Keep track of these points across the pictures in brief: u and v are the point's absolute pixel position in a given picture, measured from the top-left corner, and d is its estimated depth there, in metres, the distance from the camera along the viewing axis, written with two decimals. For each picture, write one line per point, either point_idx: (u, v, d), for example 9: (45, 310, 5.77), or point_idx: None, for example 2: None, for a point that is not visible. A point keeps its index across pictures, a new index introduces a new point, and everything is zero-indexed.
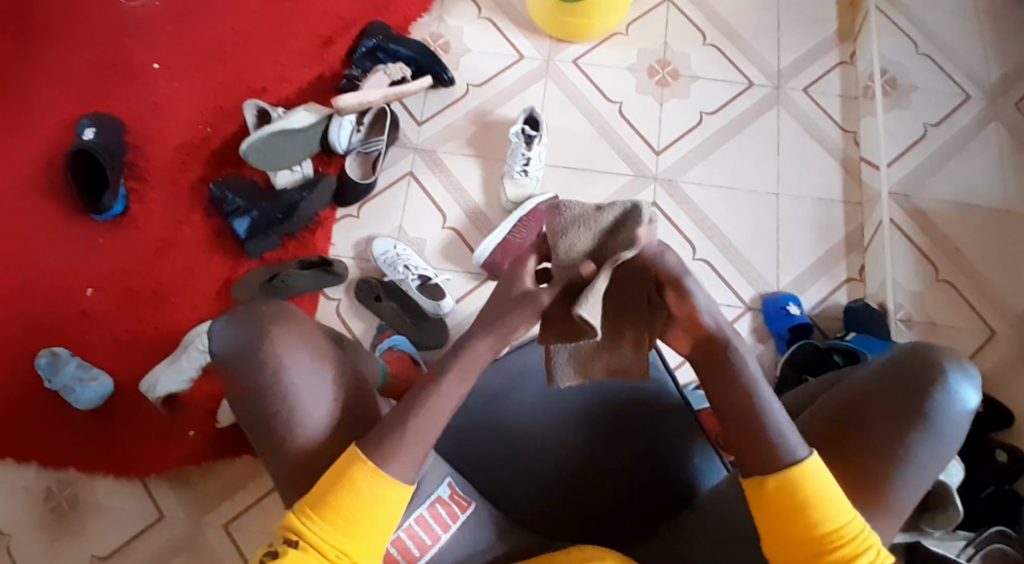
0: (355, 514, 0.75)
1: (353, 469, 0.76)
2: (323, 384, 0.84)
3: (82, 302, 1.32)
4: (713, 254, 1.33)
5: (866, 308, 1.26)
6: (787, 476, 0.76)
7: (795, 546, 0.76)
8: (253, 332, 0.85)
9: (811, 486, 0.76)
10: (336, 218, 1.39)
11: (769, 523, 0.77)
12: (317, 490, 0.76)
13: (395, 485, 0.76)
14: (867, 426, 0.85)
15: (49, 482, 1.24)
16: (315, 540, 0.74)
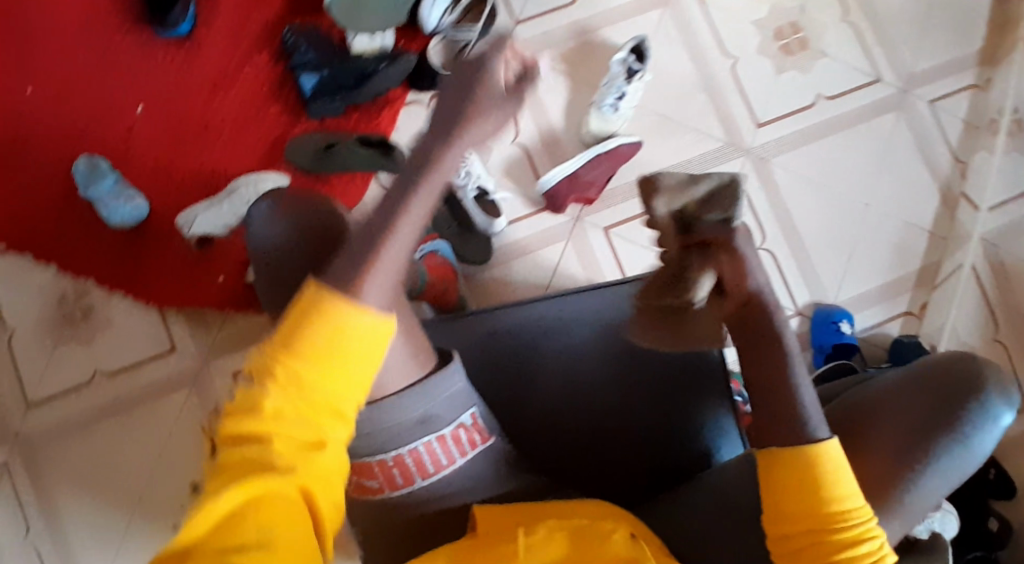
0: (318, 348, 0.57)
1: (324, 304, 0.58)
2: None
3: (130, 118, 1.28)
4: (779, 248, 1.28)
5: (915, 347, 1.21)
6: (808, 451, 0.68)
7: (802, 519, 0.67)
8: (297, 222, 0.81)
9: (826, 460, 0.68)
10: (405, 100, 1.33)
11: (781, 492, 0.69)
12: (284, 327, 0.58)
13: (376, 317, 0.59)
14: (886, 427, 0.80)
15: (63, 290, 1.23)
16: (286, 404, 0.57)
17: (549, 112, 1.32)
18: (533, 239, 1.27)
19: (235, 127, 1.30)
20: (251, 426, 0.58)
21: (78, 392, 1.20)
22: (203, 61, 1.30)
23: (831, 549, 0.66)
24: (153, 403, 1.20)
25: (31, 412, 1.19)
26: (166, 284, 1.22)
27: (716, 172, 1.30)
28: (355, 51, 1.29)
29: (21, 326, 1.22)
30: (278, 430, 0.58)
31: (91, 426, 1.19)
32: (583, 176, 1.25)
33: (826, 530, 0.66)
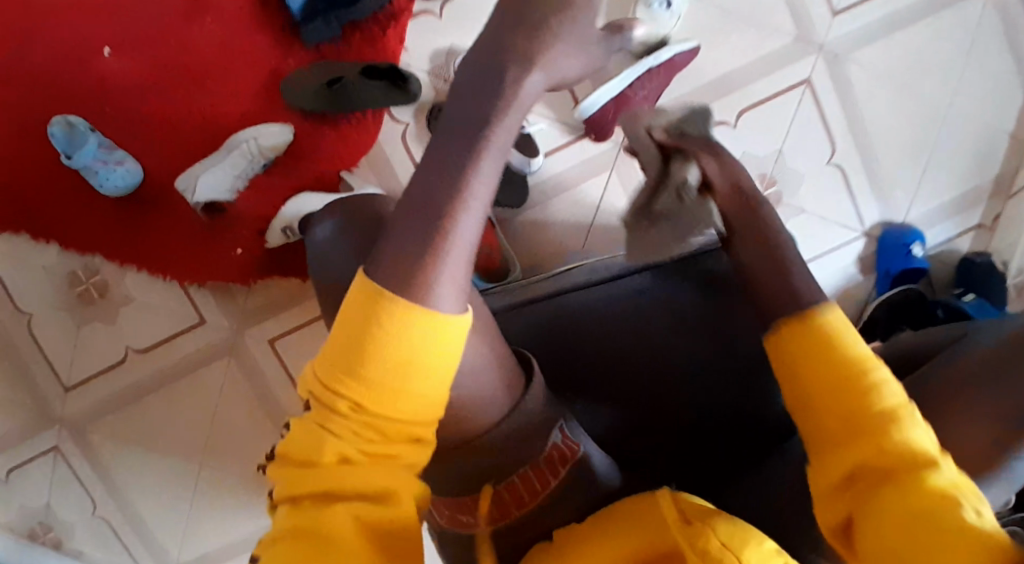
0: (387, 352, 0.53)
1: (379, 299, 0.53)
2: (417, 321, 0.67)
3: (101, 64, 1.12)
4: (850, 161, 1.15)
5: (988, 267, 1.12)
6: (814, 325, 0.59)
7: (834, 412, 0.57)
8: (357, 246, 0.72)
9: (845, 338, 0.58)
10: (412, 12, 1.13)
11: (801, 385, 0.58)
12: (338, 336, 0.54)
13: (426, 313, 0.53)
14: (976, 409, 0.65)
15: (72, 268, 1.14)
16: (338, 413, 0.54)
17: None
18: (572, 172, 1.15)
19: (221, 65, 1.12)
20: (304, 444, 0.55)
21: (113, 371, 1.16)
22: None
23: (877, 438, 0.54)
24: (194, 375, 1.16)
25: (68, 395, 1.16)
26: (179, 256, 1.12)
27: (781, 75, 1.13)
28: None
29: (37, 308, 1.15)
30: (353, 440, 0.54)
31: (133, 403, 1.16)
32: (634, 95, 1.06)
33: (868, 427, 0.55)
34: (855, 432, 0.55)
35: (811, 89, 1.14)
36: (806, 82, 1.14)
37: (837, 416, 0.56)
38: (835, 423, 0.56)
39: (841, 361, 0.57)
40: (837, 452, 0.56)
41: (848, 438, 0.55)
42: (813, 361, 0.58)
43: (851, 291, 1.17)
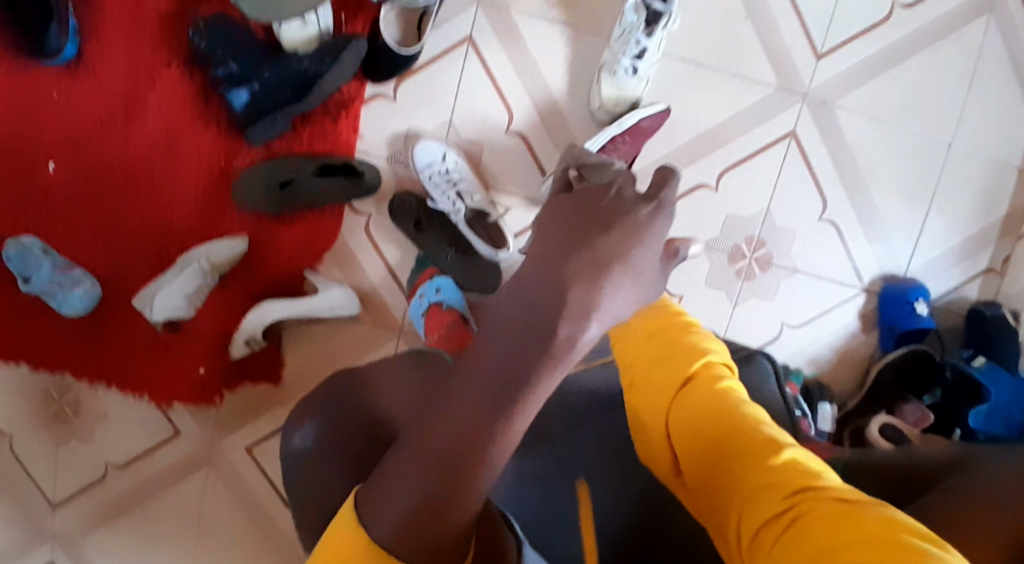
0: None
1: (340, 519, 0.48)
2: None
3: (46, 179, 1.09)
4: (844, 213, 1.08)
5: (1000, 326, 1.04)
6: (657, 307, 0.68)
7: (674, 375, 0.63)
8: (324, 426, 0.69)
9: (687, 321, 0.68)
10: (365, 100, 1.07)
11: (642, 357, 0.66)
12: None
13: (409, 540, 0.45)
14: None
15: (46, 387, 1.12)
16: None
17: (547, 78, 1.07)
18: None
19: (165, 167, 1.09)
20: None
21: (96, 486, 1.15)
22: (109, 88, 1.08)
23: (705, 394, 0.61)
24: (176, 486, 1.14)
25: (56, 511, 1.15)
26: (145, 370, 1.10)
27: (762, 130, 1.05)
28: (288, 44, 1.03)
29: (14, 428, 1.14)
30: None
31: (118, 516, 1.15)
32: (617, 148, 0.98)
33: (697, 382, 0.62)
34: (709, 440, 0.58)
35: (797, 141, 1.06)
36: (790, 135, 1.06)
37: (695, 425, 0.59)
38: (690, 436, 0.60)
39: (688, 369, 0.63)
40: (696, 460, 0.59)
41: (703, 444, 0.58)
42: (661, 368, 0.64)
43: (853, 352, 1.10)
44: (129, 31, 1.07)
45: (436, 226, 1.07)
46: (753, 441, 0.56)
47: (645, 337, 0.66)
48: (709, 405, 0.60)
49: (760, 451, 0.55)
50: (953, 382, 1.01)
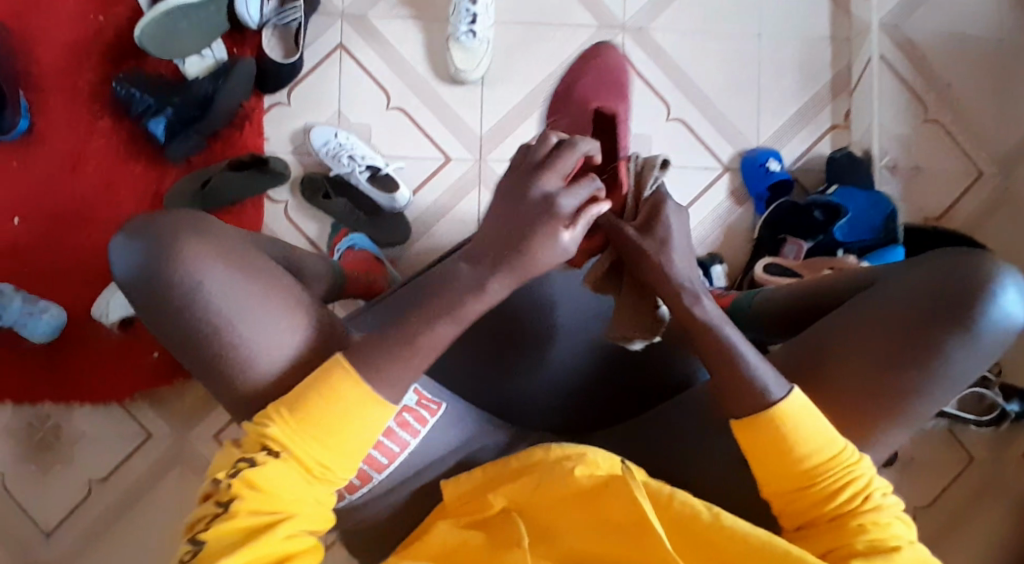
0: (284, 497, 0.64)
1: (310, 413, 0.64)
2: (263, 315, 0.66)
3: (9, 232, 1.20)
4: (687, 111, 1.23)
5: (848, 158, 1.18)
6: (778, 418, 0.71)
7: (783, 478, 0.72)
8: (162, 251, 0.65)
9: (810, 434, 0.71)
10: (264, 108, 1.24)
11: (759, 459, 0.73)
12: (266, 471, 0.63)
13: (382, 408, 0.65)
14: (866, 334, 0.77)
15: (29, 417, 1.19)
16: (302, 455, 0.64)
17: (409, 60, 1.24)
18: (444, 197, 1.22)
19: (109, 201, 1.21)
20: (275, 477, 0.63)
21: (82, 507, 1.18)
22: (58, 146, 1.22)
23: (816, 499, 0.72)
24: (155, 490, 1.19)
25: (49, 539, 1.17)
26: (113, 380, 1.20)
27: None
28: (191, 77, 1.21)
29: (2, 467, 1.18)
30: (286, 483, 0.63)
31: (105, 533, 1.17)
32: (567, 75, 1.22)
33: (808, 486, 0.72)
34: (789, 455, 0.71)
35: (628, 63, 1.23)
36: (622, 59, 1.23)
37: (773, 445, 0.72)
38: (765, 454, 0.72)
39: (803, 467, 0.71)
40: (773, 467, 0.72)
41: (783, 463, 0.72)
42: (777, 462, 0.72)
43: (734, 223, 1.21)
44: (68, 98, 1.23)
45: (343, 195, 1.21)
46: (826, 475, 0.71)
47: (764, 440, 0.72)
48: (796, 440, 0.71)
49: (828, 490, 0.71)
50: (826, 220, 1.14)
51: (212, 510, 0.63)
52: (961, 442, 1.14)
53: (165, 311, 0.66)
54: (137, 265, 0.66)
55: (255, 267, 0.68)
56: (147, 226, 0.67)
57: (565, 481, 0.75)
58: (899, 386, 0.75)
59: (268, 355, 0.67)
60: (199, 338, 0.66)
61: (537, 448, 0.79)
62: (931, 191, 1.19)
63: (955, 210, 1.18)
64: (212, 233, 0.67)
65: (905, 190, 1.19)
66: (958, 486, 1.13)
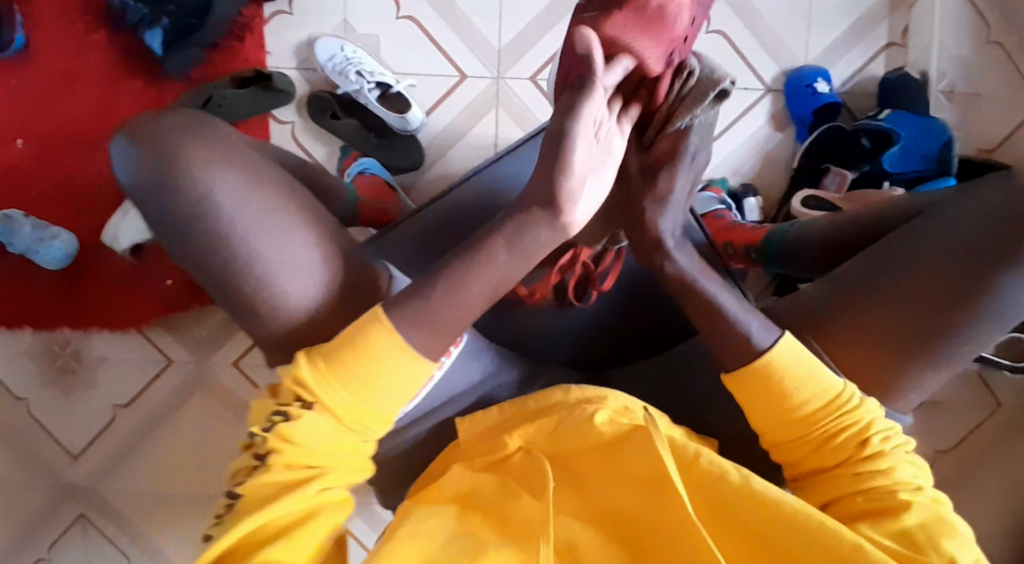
0: (322, 447, 0.64)
1: (330, 374, 0.63)
2: (267, 225, 0.64)
3: (12, 155, 1.14)
4: (732, 23, 1.10)
5: (902, 80, 1.07)
6: (764, 362, 0.70)
7: (779, 427, 0.70)
8: (160, 155, 0.63)
9: (797, 377, 0.69)
10: (265, 18, 1.13)
11: (754, 406, 0.71)
12: (302, 423, 0.63)
13: (405, 354, 0.64)
14: (904, 283, 0.73)
15: (48, 344, 1.19)
16: (331, 405, 0.64)
17: None
18: (460, 118, 1.13)
19: (109, 118, 1.13)
20: (307, 427, 0.63)
21: (106, 431, 1.20)
22: (50, 59, 1.12)
23: (813, 448, 0.70)
24: (177, 415, 1.20)
25: (75, 461, 1.20)
26: (132, 303, 1.18)
27: None
28: None
29: (27, 391, 1.20)
30: (321, 434, 0.64)
31: (131, 455, 1.20)
32: None
33: (802, 432, 0.69)
34: (784, 402, 0.69)
35: None
36: None
37: (767, 392, 0.70)
38: (758, 402, 0.70)
39: (796, 411, 0.69)
40: (767, 415, 0.70)
41: (774, 409, 0.70)
42: (766, 408, 0.70)
43: (773, 152, 1.13)
44: (59, 6, 1.12)
45: (351, 115, 1.14)
46: (822, 423, 0.69)
47: (760, 384, 0.70)
48: (788, 387, 0.69)
49: (824, 436, 0.69)
50: (872, 148, 1.06)
51: (251, 462, 0.64)
52: (993, 389, 1.10)
53: (169, 216, 0.64)
54: (134, 169, 0.64)
55: (260, 174, 0.66)
56: (140, 127, 0.66)
57: (574, 421, 0.74)
58: (940, 326, 0.71)
59: (278, 268, 0.65)
60: (207, 250, 0.64)
61: (556, 389, 0.79)
62: (990, 120, 1.08)
63: (1014, 143, 1.08)
64: (211, 131, 0.66)
65: (963, 117, 1.09)
66: (985, 431, 1.10)
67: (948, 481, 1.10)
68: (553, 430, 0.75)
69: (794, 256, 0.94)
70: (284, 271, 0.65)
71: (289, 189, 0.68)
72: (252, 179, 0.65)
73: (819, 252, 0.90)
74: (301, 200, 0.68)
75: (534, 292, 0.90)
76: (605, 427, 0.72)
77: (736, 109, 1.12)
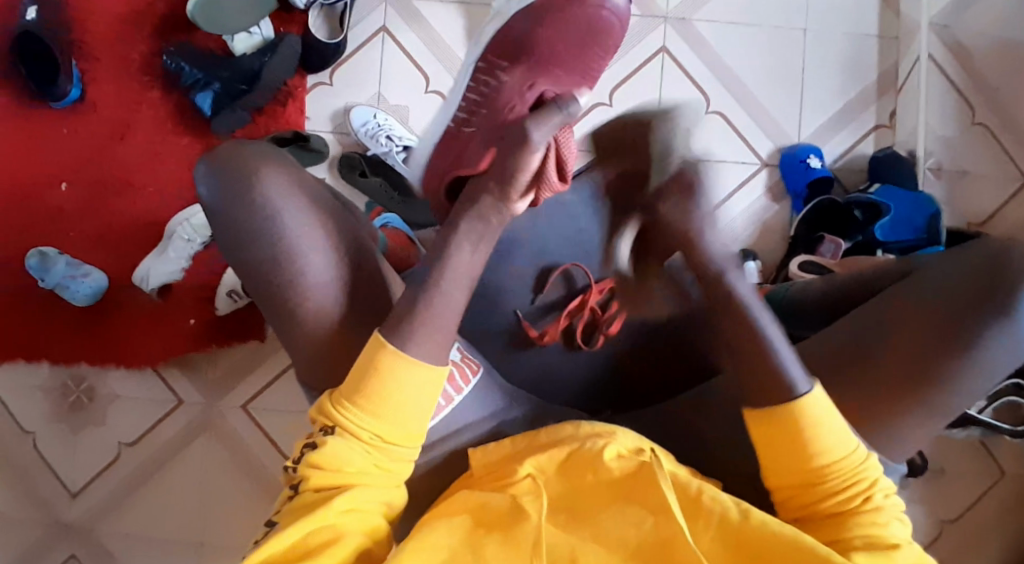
0: (350, 469, 0.67)
1: (349, 399, 0.68)
2: (335, 255, 0.70)
3: (58, 198, 1.23)
4: (730, 105, 1.21)
5: (891, 156, 1.15)
6: (790, 411, 0.69)
7: (790, 476, 0.70)
8: (251, 184, 0.69)
9: (820, 432, 0.68)
10: (307, 87, 1.25)
11: (770, 454, 0.71)
12: (330, 446, 0.67)
13: (415, 365, 0.68)
14: (905, 319, 0.73)
15: (64, 379, 1.22)
16: (353, 428, 0.68)
17: (450, 46, 1.25)
18: None
19: (157, 167, 1.23)
20: (331, 450, 0.67)
21: (110, 470, 1.21)
22: (109, 115, 1.24)
23: (816, 500, 0.69)
24: (181, 457, 1.21)
25: (75, 499, 1.21)
26: (152, 341, 1.22)
27: (639, 49, 1.22)
28: (239, 53, 1.22)
29: (36, 426, 1.22)
30: (349, 458, 0.67)
31: (131, 496, 1.20)
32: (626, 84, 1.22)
33: (812, 486, 0.69)
34: (803, 454, 0.69)
35: (670, 54, 1.22)
36: (663, 50, 1.22)
37: (790, 444, 0.69)
38: (779, 451, 0.70)
39: (812, 465, 0.68)
40: (782, 466, 0.70)
41: (790, 461, 0.69)
42: (785, 458, 0.70)
43: (770, 221, 1.20)
44: (118, 68, 1.25)
45: (378, 174, 1.23)
46: (835, 478, 0.68)
47: (785, 435, 0.69)
48: (811, 440, 0.68)
49: (832, 490, 0.68)
50: (865, 219, 1.11)
51: (289, 493, 0.69)
52: (994, 457, 1.12)
53: (243, 237, 0.69)
54: (221, 194, 0.69)
55: (327, 206, 0.72)
56: (222, 155, 0.71)
57: (586, 451, 0.75)
58: (929, 369, 0.70)
59: (342, 293, 0.71)
60: (273, 272, 0.69)
61: (567, 424, 0.80)
62: (974, 197, 1.17)
63: (998, 220, 1.16)
64: (292, 164, 0.72)
65: (948, 193, 1.17)
66: (987, 501, 1.11)
67: (954, 550, 1.10)
68: (562, 462, 0.76)
69: (797, 313, 0.92)
70: (350, 301, 0.71)
71: (349, 219, 0.74)
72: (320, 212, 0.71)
73: (822, 308, 0.90)
74: (356, 231, 0.75)
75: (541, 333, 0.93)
76: (613, 461, 0.74)
77: (733, 180, 1.21)
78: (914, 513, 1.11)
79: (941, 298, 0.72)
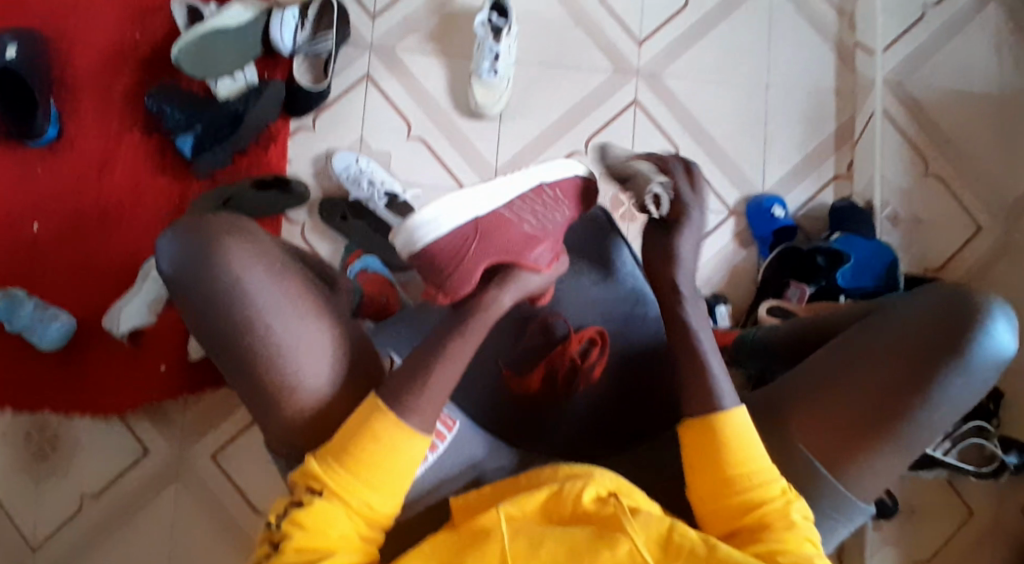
0: (328, 532, 0.69)
1: (333, 462, 0.72)
2: (299, 319, 0.77)
3: (28, 237, 1.21)
4: (697, 155, 1.28)
5: (851, 207, 1.22)
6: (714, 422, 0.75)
7: (717, 488, 0.74)
8: (204, 244, 0.76)
9: (734, 441, 0.74)
10: (290, 131, 1.27)
11: (699, 463, 0.76)
12: (315, 507, 0.70)
13: (411, 435, 0.73)
14: (871, 370, 0.77)
15: (28, 426, 1.19)
16: (341, 489, 0.71)
17: (432, 94, 1.29)
18: None
19: (130, 209, 1.22)
20: (320, 512, 0.70)
21: (73, 519, 1.17)
22: (84, 156, 1.24)
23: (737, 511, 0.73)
24: (148, 508, 1.17)
25: (36, 553, 1.16)
26: (123, 388, 1.19)
27: (612, 102, 1.29)
28: (221, 98, 1.22)
29: None
30: (332, 517, 0.70)
31: (95, 548, 1.16)
32: (575, 137, 1.28)
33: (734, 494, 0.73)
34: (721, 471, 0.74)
35: (641, 106, 1.29)
36: (635, 103, 1.29)
37: (712, 450, 0.75)
38: (705, 456, 0.75)
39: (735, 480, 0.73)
40: (704, 476, 0.75)
41: (717, 473, 0.74)
42: (703, 478, 0.75)
43: (740, 267, 1.25)
44: (98, 108, 1.25)
45: (359, 218, 1.24)
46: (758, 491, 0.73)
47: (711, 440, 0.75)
48: (738, 455, 0.74)
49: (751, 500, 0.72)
50: (828, 265, 1.16)
51: (266, 553, 0.71)
52: (962, 495, 1.17)
53: (211, 292, 0.76)
54: (182, 260, 0.76)
55: (285, 268, 0.78)
56: (190, 223, 0.78)
57: (568, 495, 0.75)
58: (904, 411, 0.75)
59: (309, 352, 0.77)
60: (247, 321, 0.76)
61: (546, 468, 0.81)
62: (932, 242, 1.24)
63: (953, 265, 1.23)
64: (253, 235, 0.78)
65: (906, 240, 1.24)
66: (956, 538, 1.15)
67: None
68: (546, 501, 0.76)
69: (772, 354, 0.98)
70: (306, 348, 0.77)
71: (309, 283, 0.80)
72: (279, 272, 0.77)
73: (790, 353, 0.95)
74: (315, 289, 0.80)
75: (526, 380, 0.99)
76: (594, 505, 0.74)
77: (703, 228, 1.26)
78: (887, 548, 1.15)
79: (906, 349, 0.76)
